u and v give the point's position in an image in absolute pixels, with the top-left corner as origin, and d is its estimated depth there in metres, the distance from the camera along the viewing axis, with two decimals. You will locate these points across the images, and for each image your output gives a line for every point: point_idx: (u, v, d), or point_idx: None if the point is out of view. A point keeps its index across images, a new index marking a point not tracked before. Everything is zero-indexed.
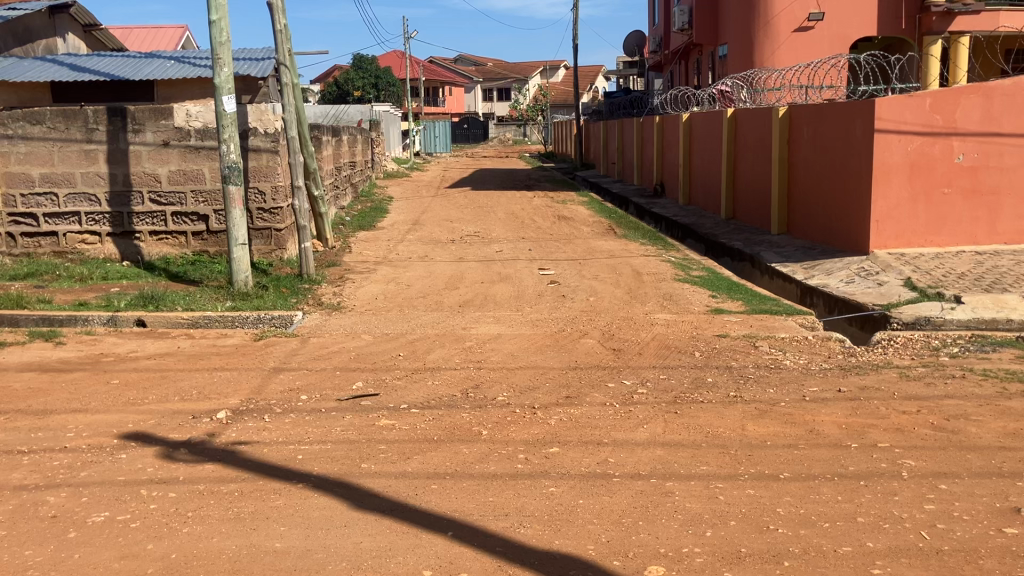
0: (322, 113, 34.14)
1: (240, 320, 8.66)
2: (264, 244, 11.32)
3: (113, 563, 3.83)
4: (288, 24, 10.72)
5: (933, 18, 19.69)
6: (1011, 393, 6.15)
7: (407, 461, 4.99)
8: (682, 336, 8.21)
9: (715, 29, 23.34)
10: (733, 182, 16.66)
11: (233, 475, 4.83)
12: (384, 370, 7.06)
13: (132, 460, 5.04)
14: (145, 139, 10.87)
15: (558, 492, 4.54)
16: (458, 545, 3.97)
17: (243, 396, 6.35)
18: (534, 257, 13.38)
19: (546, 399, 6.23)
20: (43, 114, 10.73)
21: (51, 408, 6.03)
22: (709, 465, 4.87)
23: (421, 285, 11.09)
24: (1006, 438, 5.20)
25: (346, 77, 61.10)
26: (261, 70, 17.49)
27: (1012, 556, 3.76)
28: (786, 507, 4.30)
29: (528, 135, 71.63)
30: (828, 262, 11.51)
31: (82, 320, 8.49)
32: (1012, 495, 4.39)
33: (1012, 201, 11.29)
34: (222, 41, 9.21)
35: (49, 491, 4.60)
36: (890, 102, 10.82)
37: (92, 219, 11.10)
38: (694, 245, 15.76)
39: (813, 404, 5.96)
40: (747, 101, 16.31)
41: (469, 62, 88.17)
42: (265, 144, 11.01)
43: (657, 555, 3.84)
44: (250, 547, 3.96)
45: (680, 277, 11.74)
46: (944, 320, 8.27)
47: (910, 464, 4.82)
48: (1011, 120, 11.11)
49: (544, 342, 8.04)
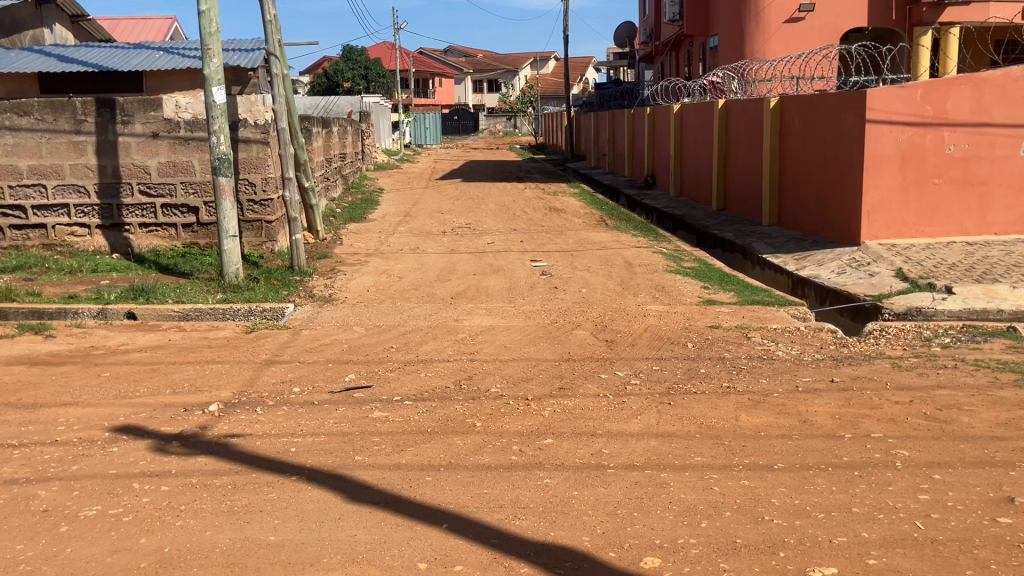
0: (311, 105, 33.94)
1: (232, 312, 8.63)
2: (254, 236, 11.27)
3: (105, 557, 3.80)
4: (278, 15, 10.64)
5: (923, 10, 19.65)
6: (1002, 382, 6.18)
7: (401, 453, 4.98)
8: (675, 327, 8.23)
9: (706, 19, 23.31)
10: (723, 173, 16.66)
11: (225, 468, 4.80)
12: (376, 362, 7.05)
13: (123, 454, 5.00)
14: (135, 130, 10.79)
15: (553, 484, 4.54)
16: (454, 537, 3.97)
17: (235, 388, 6.32)
18: (526, 249, 13.40)
19: (539, 391, 6.23)
20: (31, 105, 10.62)
21: (42, 401, 5.99)
22: (703, 456, 4.87)
23: (412, 277, 11.05)
24: (998, 428, 5.22)
25: (335, 68, 60.95)
26: (251, 62, 17.41)
27: (1006, 545, 3.77)
28: (781, 497, 4.31)
29: (518, 128, 71.58)
30: (819, 253, 11.53)
31: (71, 312, 8.43)
32: (1006, 485, 4.41)
33: (1002, 191, 11.36)
34: (211, 31, 9.14)
35: (41, 485, 4.57)
36: (881, 93, 10.83)
37: (81, 211, 11.02)
38: (686, 235, 15.77)
39: (806, 395, 5.97)
40: (738, 92, 16.29)
41: (460, 53, 87.67)
42: (256, 136, 10.96)
43: (652, 546, 3.84)
44: (244, 540, 3.94)
45: (672, 269, 11.75)
46: (936, 310, 8.30)
47: (904, 454, 4.83)
48: (1001, 112, 11.17)
49: (537, 333, 8.04)
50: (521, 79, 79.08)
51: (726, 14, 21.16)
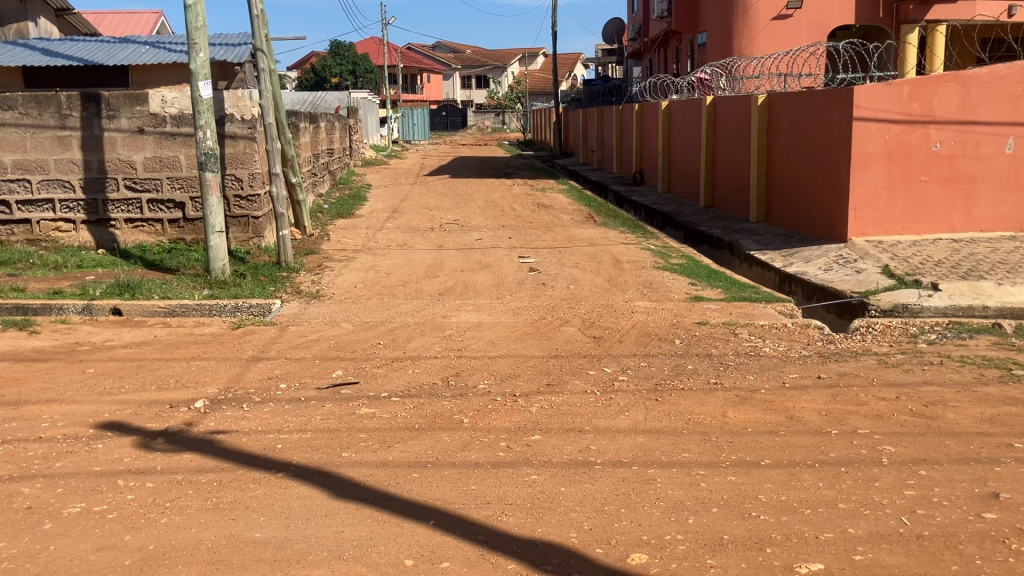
0: (298, 100, 33.82)
1: (218, 308, 8.56)
2: (240, 232, 11.19)
3: (89, 555, 3.76)
4: (265, 10, 10.57)
5: (910, 7, 19.80)
6: (988, 379, 6.22)
7: (387, 450, 4.96)
8: (662, 324, 8.21)
9: (694, 16, 23.34)
10: (710, 170, 16.69)
11: (210, 465, 4.76)
12: (363, 359, 6.99)
13: (109, 450, 4.97)
14: (121, 125, 10.70)
15: (541, 480, 4.53)
16: (440, 534, 3.95)
17: (221, 385, 6.27)
18: (514, 245, 13.39)
19: (527, 387, 6.22)
20: (15, 99, 10.51)
21: (25, 398, 5.92)
22: (690, 453, 4.87)
23: (400, 273, 11.00)
24: (984, 424, 5.26)
25: (323, 63, 60.79)
26: (238, 56, 17.35)
27: (991, 541, 3.79)
28: (768, 493, 4.32)
29: (506, 123, 71.07)
30: (806, 249, 11.57)
31: (55, 308, 8.35)
32: (991, 480, 4.44)
33: (988, 189, 11.43)
34: (197, 26, 9.03)
35: (24, 482, 4.52)
36: (869, 90, 10.88)
37: (66, 206, 10.91)
38: (673, 232, 15.77)
39: (793, 391, 5.99)
40: (727, 89, 16.34)
41: (448, 49, 87.16)
42: (242, 131, 10.87)
43: (640, 542, 3.83)
44: (228, 538, 3.91)
45: (660, 266, 11.70)
46: (922, 307, 8.33)
47: (889, 450, 4.86)
48: (987, 110, 11.23)
49: (524, 329, 8.03)
50: (510, 74, 79.19)
51: (714, 11, 21.24)
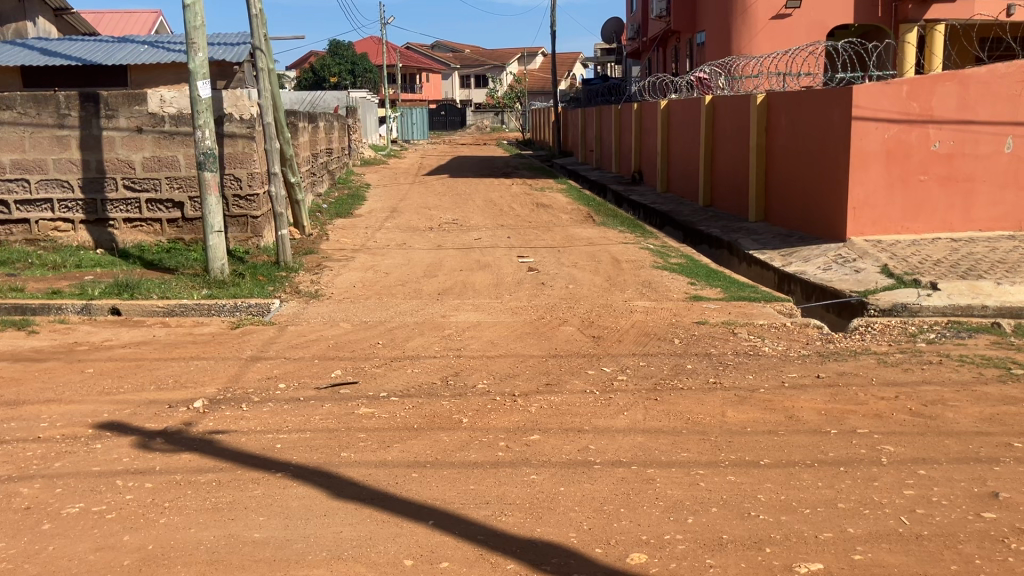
0: (298, 100, 33.78)
1: (216, 307, 8.55)
2: (239, 231, 11.17)
3: (88, 555, 3.76)
4: (264, 9, 10.55)
5: (909, 6, 19.89)
6: (987, 378, 6.21)
7: (387, 450, 4.96)
8: (662, 323, 8.20)
9: (693, 16, 23.36)
10: (709, 170, 16.68)
11: (210, 465, 4.76)
12: (362, 359, 7.00)
13: (108, 451, 4.96)
14: (119, 124, 10.69)
15: (540, 480, 4.52)
16: (439, 534, 3.95)
17: (219, 384, 6.27)
18: (513, 244, 13.38)
19: (526, 386, 6.22)
20: (14, 99, 10.51)
21: (23, 398, 5.91)
22: (689, 453, 4.87)
23: (399, 273, 10.98)
24: (982, 423, 5.26)
25: (322, 62, 60.74)
26: (237, 56, 17.36)
27: (990, 540, 3.79)
28: (767, 493, 4.32)
29: (506, 123, 71.39)
30: (805, 249, 11.56)
31: (55, 308, 8.34)
32: (991, 480, 4.44)
33: (986, 188, 11.43)
34: (196, 25, 9.02)
35: (22, 482, 4.52)
36: (868, 89, 10.89)
37: (64, 206, 10.91)
38: (672, 231, 15.77)
39: (792, 390, 6.00)
40: (725, 88, 16.35)
41: (448, 49, 87.24)
42: (241, 131, 10.85)
43: (639, 542, 3.83)
44: (227, 538, 3.91)
45: (659, 265, 11.69)
46: (921, 306, 8.33)
47: (889, 449, 4.87)
48: (986, 109, 11.22)
49: (524, 329, 8.03)
50: (509, 74, 79.21)
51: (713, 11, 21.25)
